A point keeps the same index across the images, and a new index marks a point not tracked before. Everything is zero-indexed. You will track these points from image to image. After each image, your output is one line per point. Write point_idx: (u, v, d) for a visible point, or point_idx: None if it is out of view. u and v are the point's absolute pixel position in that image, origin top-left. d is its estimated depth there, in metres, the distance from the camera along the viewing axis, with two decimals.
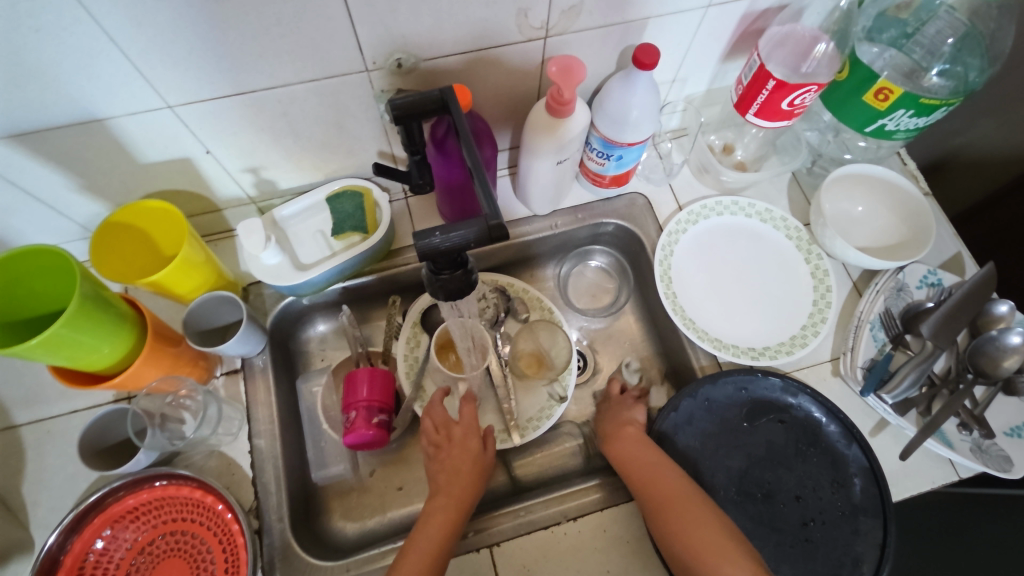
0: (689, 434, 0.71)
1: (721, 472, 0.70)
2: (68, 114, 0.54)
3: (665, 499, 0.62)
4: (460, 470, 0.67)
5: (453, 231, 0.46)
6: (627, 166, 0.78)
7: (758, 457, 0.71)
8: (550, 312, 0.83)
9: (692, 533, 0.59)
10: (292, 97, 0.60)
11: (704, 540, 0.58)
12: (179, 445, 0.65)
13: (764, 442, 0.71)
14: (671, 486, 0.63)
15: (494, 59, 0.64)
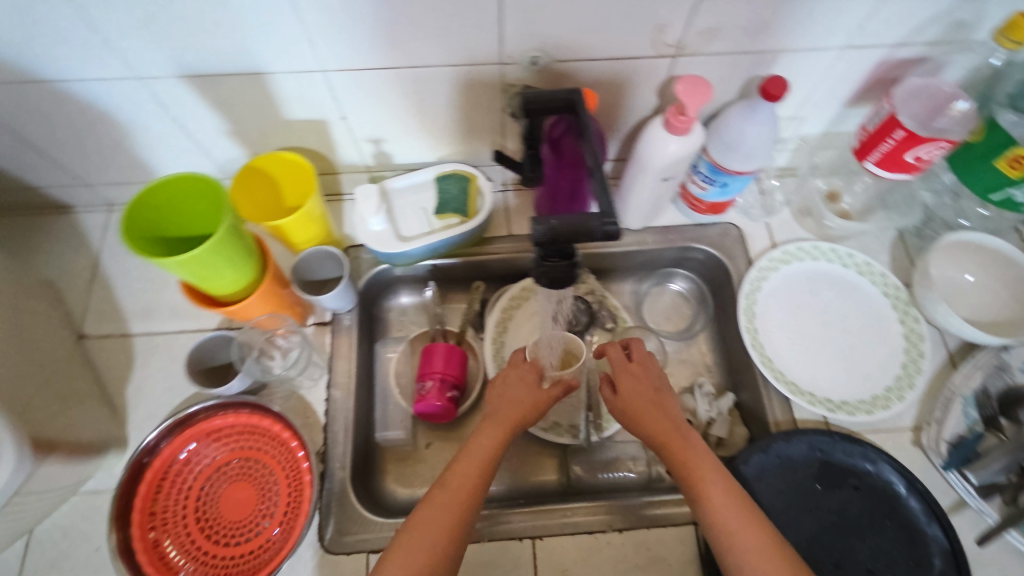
0: (761, 490, 0.68)
1: (789, 532, 0.67)
2: (238, 64, 0.60)
3: (678, 458, 0.59)
4: (516, 403, 0.65)
5: (568, 221, 0.48)
6: (729, 195, 0.78)
7: (830, 523, 0.68)
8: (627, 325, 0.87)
9: (709, 497, 0.56)
10: (430, 78, 0.65)
11: (716, 501, 0.56)
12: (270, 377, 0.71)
13: (837, 508, 0.68)
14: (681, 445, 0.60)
15: (622, 70, 0.66)
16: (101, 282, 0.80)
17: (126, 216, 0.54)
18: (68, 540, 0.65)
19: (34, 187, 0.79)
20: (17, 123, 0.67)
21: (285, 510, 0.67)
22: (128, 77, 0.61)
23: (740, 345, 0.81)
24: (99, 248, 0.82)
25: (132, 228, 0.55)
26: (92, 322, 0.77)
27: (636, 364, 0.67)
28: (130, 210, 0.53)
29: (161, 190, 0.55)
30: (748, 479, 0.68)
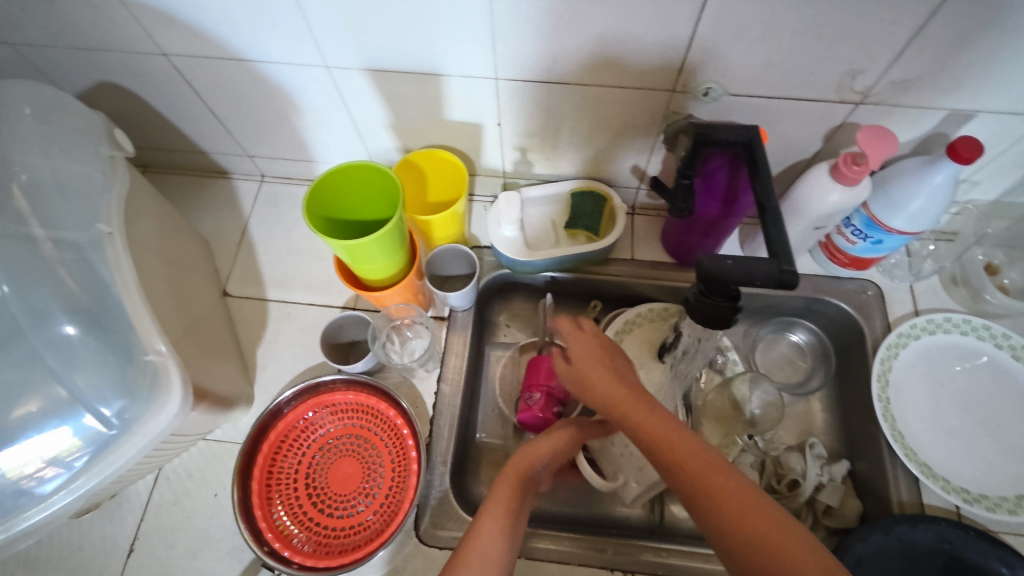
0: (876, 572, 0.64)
1: None
2: (419, 64, 0.63)
3: (634, 425, 0.49)
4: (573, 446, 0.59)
5: (744, 263, 0.46)
6: (879, 253, 0.73)
7: None
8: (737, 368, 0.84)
9: (720, 491, 0.42)
10: (595, 97, 0.65)
11: (719, 488, 0.42)
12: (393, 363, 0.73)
13: None
14: (638, 412, 0.50)
15: (795, 112, 0.63)
16: (247, 246, 0.86)
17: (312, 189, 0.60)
18: (192, 481, 0.70)
19: (204, 152, 0.86)
20: (209, 94, 0.73)
21: (387, 493, 0.69)
22: (318, 65, 0.65)
23: (865, 411, 0.76)
24: (248, 215, 0.88)
25: (313, 202, 0.61)
26: (235, 282, 0.83)
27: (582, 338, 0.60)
28: (317, 182, 0.60)
29: (347, 171, 0.62)
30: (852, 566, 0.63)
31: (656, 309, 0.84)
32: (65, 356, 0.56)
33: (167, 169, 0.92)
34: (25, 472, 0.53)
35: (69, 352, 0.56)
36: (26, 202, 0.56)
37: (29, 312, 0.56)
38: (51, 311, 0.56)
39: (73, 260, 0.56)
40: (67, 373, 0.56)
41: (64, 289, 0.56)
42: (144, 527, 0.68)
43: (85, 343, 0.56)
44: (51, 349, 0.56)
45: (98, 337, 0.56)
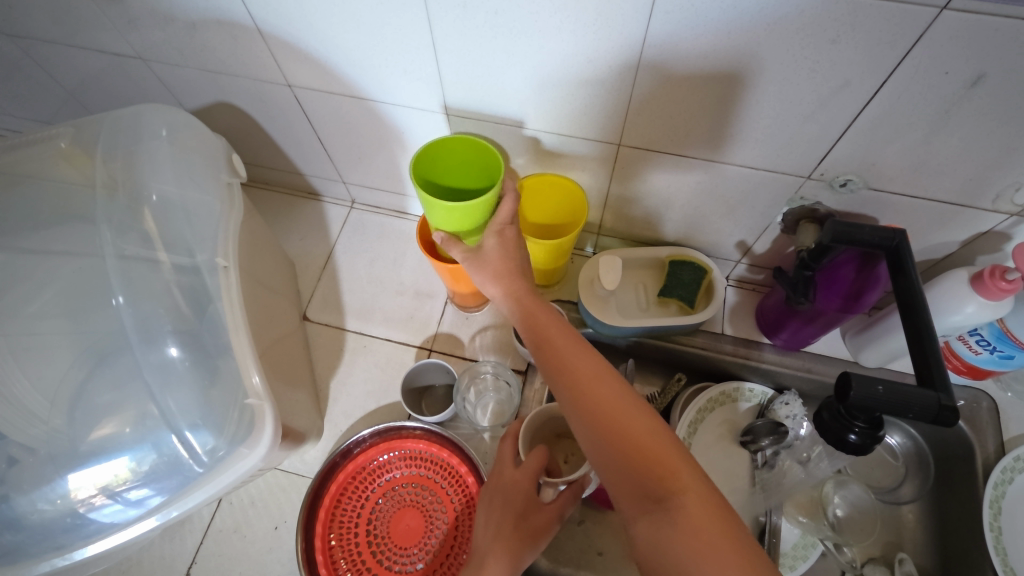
0: None
1: None
2: (545, 121, 0.62)
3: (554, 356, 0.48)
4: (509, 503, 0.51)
5: (897, 391, 0.42)
6: (1004, 368, 0.68)
7: None
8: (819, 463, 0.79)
9: (611, 413, 0.43)
10: (718, 172, 0.63)
11: (618, 418, 0.42)
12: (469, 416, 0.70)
13: None
14: (563, 341, 0.49)
15: (936, 213, 0.59)
16: (330, 272, 0.86)
17: (429, 143, 0.59)
18: (255, 509, 0.69)
19: (300, 173, 0.87)
20: (321, 122, 0.73)
21: (447, 553, 0.65)
22: (436, 110, 0.64)
23: (969, 537, 0.69)
24: (335, 240, 0.88)
25: (422, 163, 0.59)
26: (316, 307, 0.83)
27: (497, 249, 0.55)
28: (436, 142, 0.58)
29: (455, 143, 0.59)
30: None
31: (741, 387, 0.80)
32: (165, 380, 0.54)
33: (260, 184, 0.93)
34: (82, 498, 0.52)
35: (171, 376, 0.54)
36: (154, 220, 0.57)
37: (139, 325, 0.55)
38: (160, 331, 0.55)
39: (189, 282, 0.56)
40: (163, 396, 0.53)
41: (174, 305, 0.55)
42: (203, 550, 0.67)
43: (183, 368, 0.54)
44: (157, 371, 0.54)
45: (196, 360, 0.54)
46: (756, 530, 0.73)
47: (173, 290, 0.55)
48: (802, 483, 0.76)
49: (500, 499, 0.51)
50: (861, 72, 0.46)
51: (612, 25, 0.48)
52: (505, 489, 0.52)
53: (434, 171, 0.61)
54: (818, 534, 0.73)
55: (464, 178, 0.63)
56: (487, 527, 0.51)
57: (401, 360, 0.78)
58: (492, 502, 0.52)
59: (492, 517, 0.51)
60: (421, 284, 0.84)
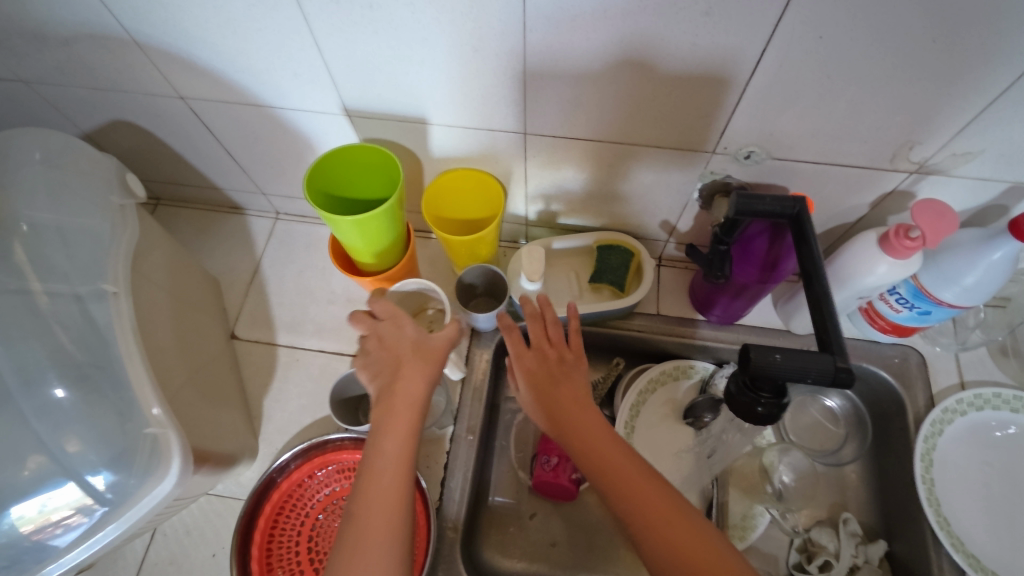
0: None
1: None
2: (446, 116, 0.60)
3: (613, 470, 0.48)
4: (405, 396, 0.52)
5: (794, 357, 0.43)
6: (925, 324, 0.69)
7: None
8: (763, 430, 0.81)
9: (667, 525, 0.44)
10: (628, 153, 0.62)
11: (672, 524, 0.44)
12: None
13: None
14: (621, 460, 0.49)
15: (840, 176, 0.59)
16: (258, 287, 0.83)
17: (323, 157, 0.56)
18: (190, 539, 0.67)
19: (218, 188, 0.84)
20: (224, 133, 0.70)
21: None
22: (335, 112, 0.62)
23: (907, 492, 0.71)
24: (261, 254, 0.85)
25: (318, 176, 0.57)
26: (244, 324, 0.80)
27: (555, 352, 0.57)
28: (333, 151, 0.56)
29: (349, 155, 0.57)
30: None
31: (681, 365, 0.80)
32: (54, 424, 0.52)
33: (180, 203, 0.90)
34: (52, 519, 0.50)
35: (59, 419, 0.52)
36: (26, 252, 0.55)
37: (18, 370, 0.53)
38: (43, 373, 0.53)
39: (70, 312, 0.54)
40: (58, 440, 0.52)
41: (58, 344, 0.54)
42: None
43: (76, 409, 0.53)
44: (40, 416, 0.52)
45: (87, 399, 0.53)
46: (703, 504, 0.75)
47: (55, 329, 0.54)
48: (745, 458, 0.78)
49: (400, 415, 0.51)
50: (739, 41, 0.46)
51: (489, 12, 0.47)
52: (399, 407, 0.51)
53: (333, 185, 0.59)
54: (762, 504, 0.74)
55: (364, 185, 0.61)
56: (388, 451, 0.49)
57: (334, 370, 0.76)
58: (386, 422, 0.51)
59: (394, 440, 0.50)
60: (351, 291, 0.82)
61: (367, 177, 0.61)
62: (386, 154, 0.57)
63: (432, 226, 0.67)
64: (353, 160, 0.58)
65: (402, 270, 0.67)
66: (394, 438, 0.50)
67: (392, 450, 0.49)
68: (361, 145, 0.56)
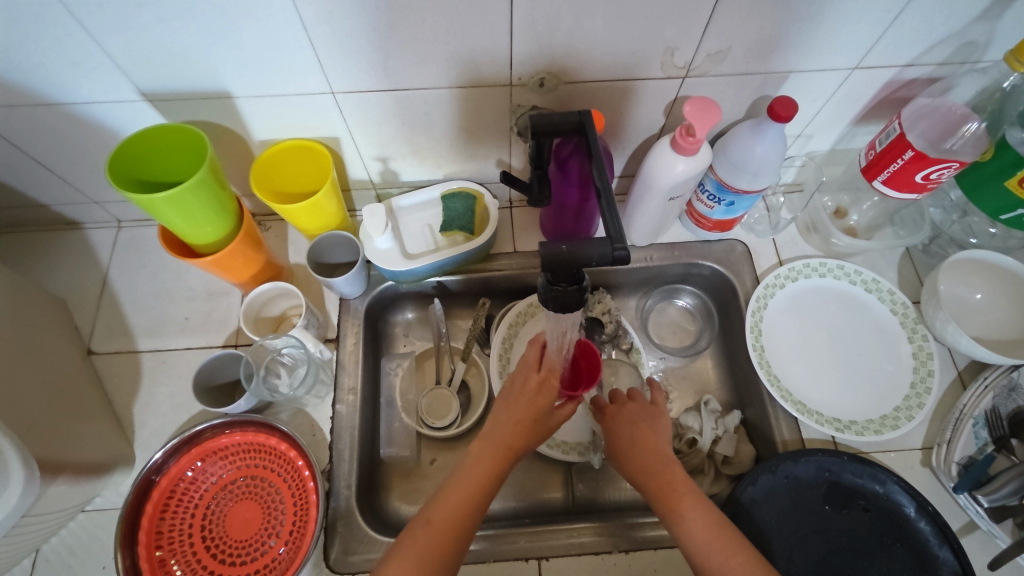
0: (767, 510, 0.69)
1: (798, 554, 0.68)
2: (250, 89, 0.61)
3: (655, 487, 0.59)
4: (512, 418, 0.60)
5: (578, 246, 0.48)
6: (736, 214, 0.78)
7: (840, 545, 0.69)
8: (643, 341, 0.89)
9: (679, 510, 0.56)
10: (439, 99, 0.66)
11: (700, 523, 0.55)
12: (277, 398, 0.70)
13: (846, 530, 0.69)
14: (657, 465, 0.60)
15: (627, 90, 0.66)
16: (109, 298, 0.80)
17: (127, 139, 0.56)
18: (75, 557, 0.65)
19: (44, 204, 0.80)
20: (26, 141, 0.67)
21: (291, 528, 0.67)
22: (136, 99, 0.61)
23: (748, 362, 0.80)
24: (108, 265, 0.82)
25: (122, 160, 0.56)
26: (100, 338, 0.78)
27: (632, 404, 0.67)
28: (134, 136, 0.56)
29: (155, 135, 0.57)
30: (741, 513, 0.68)
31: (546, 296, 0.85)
32: None
33: (7, 229, 0.84)
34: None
35: None
36: None
37: None
38: None
39: None
40: None
41: None
42: None
43: None
44: None
45: None
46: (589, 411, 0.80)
47: None
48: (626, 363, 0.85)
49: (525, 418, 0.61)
50: None
51: None
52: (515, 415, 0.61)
53: (142, 168, 0.59)
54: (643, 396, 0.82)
55: (180, 166, 0.61)
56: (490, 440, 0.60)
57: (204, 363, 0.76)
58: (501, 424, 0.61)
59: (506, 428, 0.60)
60: (210, 283, 0.81)
61: (187, 162, 0.60)
62: (193, 129, 0.56)
63: (265, 199, 0.68)
64: (163, 141, 0.58)
65: (241, 247, 0.67)
66: (483, 463, 0.58)
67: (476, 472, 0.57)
68: (165, 125, 0.56)
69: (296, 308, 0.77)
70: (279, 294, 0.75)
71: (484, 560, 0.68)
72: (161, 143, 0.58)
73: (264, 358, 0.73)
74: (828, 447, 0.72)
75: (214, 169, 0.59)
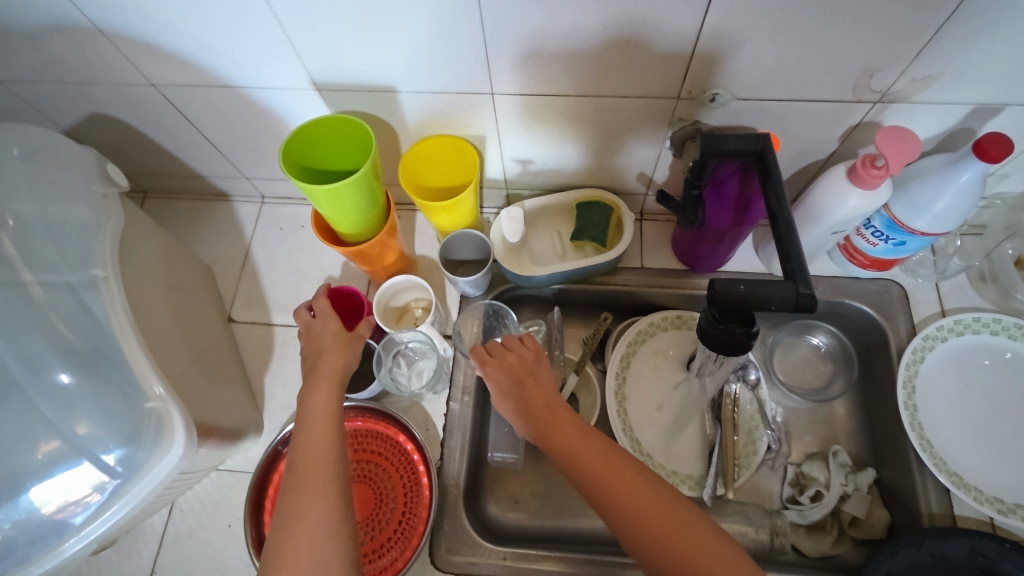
0: None
1: None
2: (413, 83, 0.61)
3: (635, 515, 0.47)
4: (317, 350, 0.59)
5: (758, 287, 0.45)
6: (902, 254, 0.70)
7: None
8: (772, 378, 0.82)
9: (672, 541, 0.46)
10: (597, 106, 0.63)
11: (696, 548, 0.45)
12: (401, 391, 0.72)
13: None
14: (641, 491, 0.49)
15: (806, 113, 0.60)
16: (250, 270, 0.85)
17: (302, 125, 0.57)
18: (206, 512, 0.70)
19: (201, 176, 0.85)
20: (200, 118, 0.71)
21: (399, 519, 0.69)
22: (305, 87, 0.63)
23: (893, 419, 0.73)
24: (251, 238, 0.87)
25: (293, 146, 0.58)
26: (240, 308, 0.82)
27: (517, 353, 0.61)
28: (305, 124, 0.57)
29: (326, 124, 0.58)
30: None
31: (668, 316, 0.81)
32: (63, 406, 0.56)
33: (167, 195, 0.91)
34: (69, 500, 0.53)
35: (66, 401, 0.56)
36: (15, 246, 0.57)
37: (21, 360, 0.55)
38: (46, 360, 0.56)
39: (65, 302, 0.56)
40: (68, 422, 0.55)
41: (58, 334, 0.56)
42: (161, 560, 0.68)
43: (81, 392, 0.56)
44: (47, 399, 0.55)
45: (91, 379, 0.56)
46: (707, 445, 0.76)
47: (54, 319, 0.56)
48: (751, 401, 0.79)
49: (323, 378, 0.56)
50: None
51: None
52: (324, 362, 0.58)
53: (309, 154, 0.60)
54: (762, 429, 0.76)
55: (343, 155, 0.62)
56: (317, 400, 0.54)
57: None
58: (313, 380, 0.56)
59: (323, 390, 0.55)
60: (341, 267, 0.83)
61: (352, 153, 0.61)
62: (361, 123, 0.57)
63: (411, 194, 0.68)
64: (334, 132, 0.59)
65: (383, 239, 0.68)
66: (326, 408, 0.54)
67: (323, 439, 0.52)
68: (335, 116, 0.57)
69: (421, 301, 0.78)
70: (407, 286, 0.75)
71: None
72: (331, 134, 0.59)
73: (393, 350, 0.73)
74: (988, 530, 0.64)
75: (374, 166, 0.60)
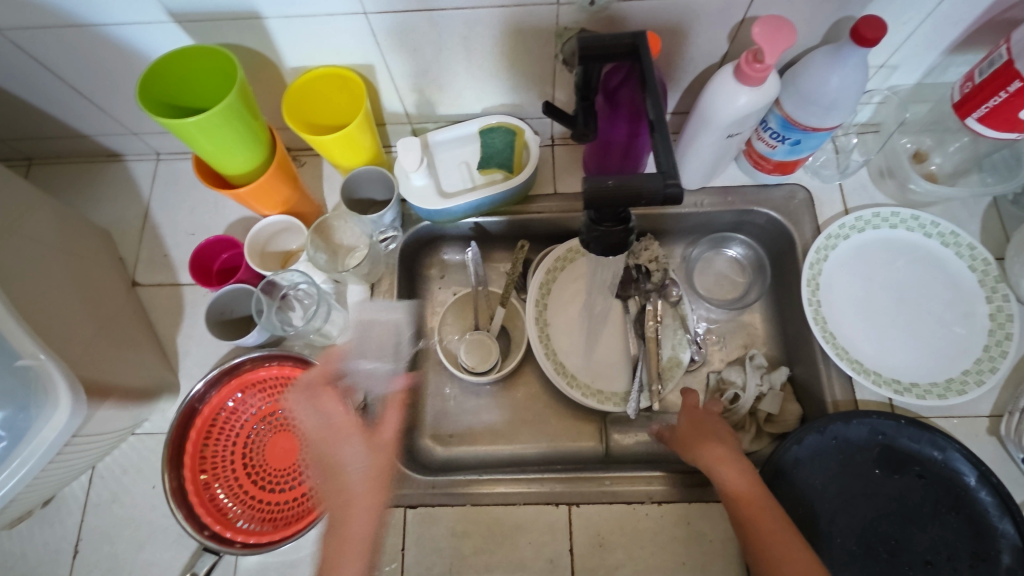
0: (812, 471, 0.66)
1: (842, 518, 0.65)
2: (278, 8, 0.57)
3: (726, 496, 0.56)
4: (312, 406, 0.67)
5: (627, 179, 0.45)
6: (801, 154, 0.71)
7: (888, 510, 0.65)
8: (693, 294, 0.84)
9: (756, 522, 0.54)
10: (478, 20, 0.60)
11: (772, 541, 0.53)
12: (288, 331, 0.70)
13: (897, 495, 0.65)
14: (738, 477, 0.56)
15: (689, 11, 0.59)
16: (151, 231, 0.81)
17: (159, 60, 0.54)
18: (128, 476, 0.69)
19: (84, 135, 0.80)
20: (62, 67, 0.66)
21: None
22: (164, 19, 0.59)
23: (801, 318, 0.76)
24: (148, 197, 0.83)
25: (154, 82, 0.55)
26: (144, 271, 0.79)
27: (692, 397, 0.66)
28: (163, 57, 0.54)
29: (186, 56, 0.55)
30: (783, 472, 0.65)
31: None
32: None
33: (53, 159, 0.85)
34: None
35: None
36: None
37: None
38: None
39: None
40: None
41: None
42: (85, 527, 0.67)
43: None
44: None
45: None
46: (632, 363, 0.77)
47: None
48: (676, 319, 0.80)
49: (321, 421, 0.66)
50: None
51: None
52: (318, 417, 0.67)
53: (175, 91, 0.57)
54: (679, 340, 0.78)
55: (214, 92, 0.59)
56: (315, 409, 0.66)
57: None
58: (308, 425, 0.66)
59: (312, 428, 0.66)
60: (247, 219, 0.80)
61: (222, 86, 0.58)
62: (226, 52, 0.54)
63: (297, 129, 0.65)
64: (198, 63, 0.56)
65: (274, 178, 0.65)
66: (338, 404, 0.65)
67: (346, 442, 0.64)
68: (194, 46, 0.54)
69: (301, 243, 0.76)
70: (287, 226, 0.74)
71: (513, 502, 0.68)
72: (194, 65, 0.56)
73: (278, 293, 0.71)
74: (885, 410, 0.68)
75: (249, 93, 0.56)
